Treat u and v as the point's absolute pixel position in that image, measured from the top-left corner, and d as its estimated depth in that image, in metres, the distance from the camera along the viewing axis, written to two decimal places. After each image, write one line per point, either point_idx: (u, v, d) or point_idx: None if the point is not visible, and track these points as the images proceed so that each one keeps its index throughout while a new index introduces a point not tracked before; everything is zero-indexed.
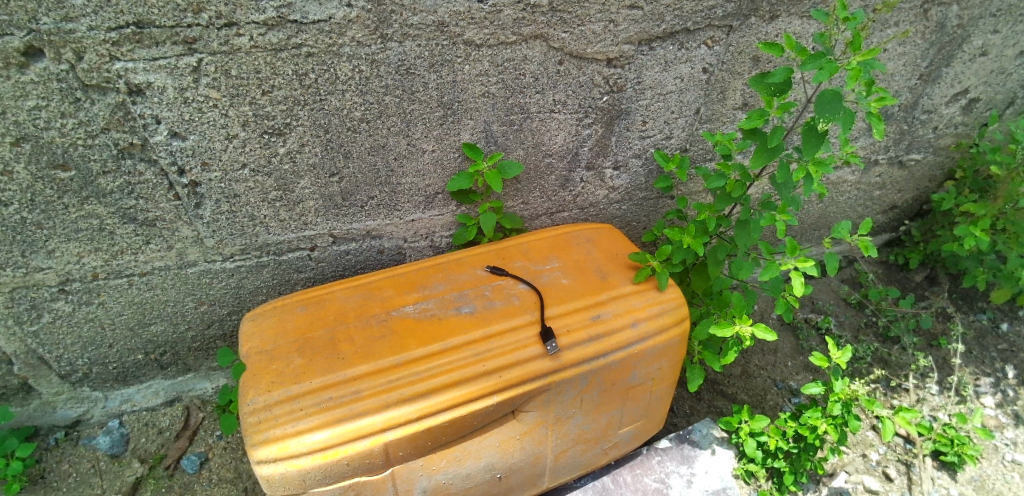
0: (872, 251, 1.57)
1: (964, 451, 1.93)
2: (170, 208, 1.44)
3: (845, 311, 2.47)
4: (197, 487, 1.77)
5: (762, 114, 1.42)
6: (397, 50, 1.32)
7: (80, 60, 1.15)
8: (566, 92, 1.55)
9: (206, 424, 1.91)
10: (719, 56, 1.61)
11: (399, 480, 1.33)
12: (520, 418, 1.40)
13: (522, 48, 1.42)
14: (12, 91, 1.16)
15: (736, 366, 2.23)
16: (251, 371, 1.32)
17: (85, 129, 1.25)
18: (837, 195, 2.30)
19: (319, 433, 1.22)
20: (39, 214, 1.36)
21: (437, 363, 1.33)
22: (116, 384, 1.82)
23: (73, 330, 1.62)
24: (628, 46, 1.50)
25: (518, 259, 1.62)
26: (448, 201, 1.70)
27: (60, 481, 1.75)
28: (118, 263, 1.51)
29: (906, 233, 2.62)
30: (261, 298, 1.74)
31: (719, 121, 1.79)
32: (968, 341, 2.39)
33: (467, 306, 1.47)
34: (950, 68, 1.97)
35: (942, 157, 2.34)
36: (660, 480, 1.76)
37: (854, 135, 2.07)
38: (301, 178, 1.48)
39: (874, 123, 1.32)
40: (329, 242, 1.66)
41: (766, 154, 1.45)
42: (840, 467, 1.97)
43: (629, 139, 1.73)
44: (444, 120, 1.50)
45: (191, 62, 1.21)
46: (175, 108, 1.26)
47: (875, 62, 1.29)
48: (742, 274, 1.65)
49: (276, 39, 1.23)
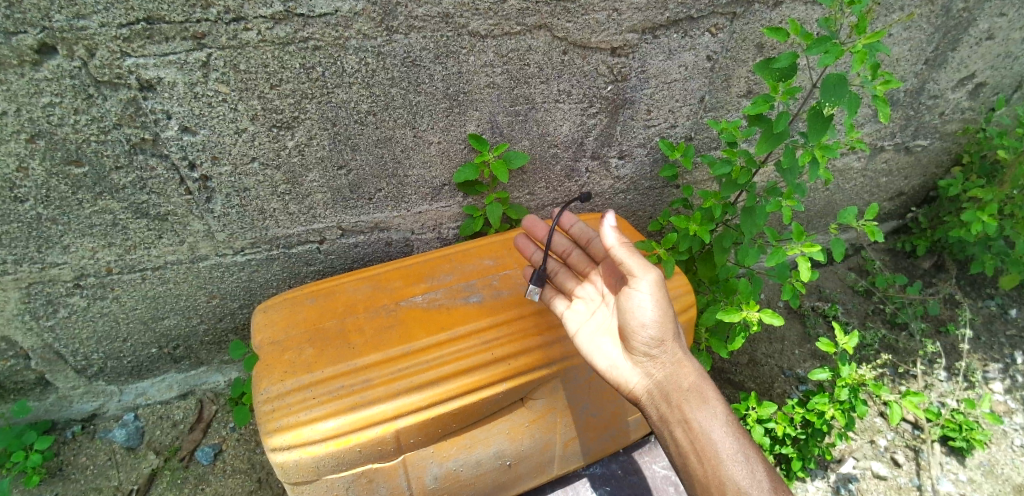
0: (878, 237, 1.60)
1: (972, 436, 1.94)
2: (182, 202, 1.46)
3: (852, 299, 2.46)
4: (211, 478, 1.80)
5: (767, 100, 1.43)
6: (402, 42, 1.33)
7: (92, 57, 1.17)
8: (570, 82, 1.56)
9: (219, 417, 1.94)
10: (723, 44, 1.61)
11: (410, 467, 1.34)
12: (528, 405, 1.41)
13: (527, 38, 1.43)
14: (26, 89, 1.18)
15: (743, 354, 2.23)
16: (264, 361, 1.35)
17: (97, 125, 1.27)
18: (843, 182, 2.29)
19: (331, 421, 1.25)
20: (54, 210, 1.38)
21: (445, 352, 1.36)
22: (131, 378, 1.86)
23: (89, 324, 1.65)
24: (631, 35, 1.50)
25: (524, 249, 1.63)
26: (454, 192, 1.72)
27: (79, 474, 1.78)
28: (131, 258, 1.54)
29: (913, 220, 2.60)
30: (272, 291, 1.77)
31: (724, 109, 1.80)
32: (977, 327, 2.38)
33: (474, 296, 1.49)
34: (955, 53, 1.96)
35: (949, 143, 2.33)
36: (668, 467, 1.76)
37: (860, 122, 2.06)
38: (310, 171, 1.50)
39: (879, 106, 1.34)
40: (337, 235, 1.68)
41: (771, 140, 1.46)
42: (848, 453, 1.98)
43: (634, 128, 1.73)
44: (450, 111, 1.51)
45: (200, 57, 1.22)
46: (185, 103, 1.28)
47: (880, 45, 1.29)
48: (749, 262, 1.66)
49: (284, 34, 1.24)
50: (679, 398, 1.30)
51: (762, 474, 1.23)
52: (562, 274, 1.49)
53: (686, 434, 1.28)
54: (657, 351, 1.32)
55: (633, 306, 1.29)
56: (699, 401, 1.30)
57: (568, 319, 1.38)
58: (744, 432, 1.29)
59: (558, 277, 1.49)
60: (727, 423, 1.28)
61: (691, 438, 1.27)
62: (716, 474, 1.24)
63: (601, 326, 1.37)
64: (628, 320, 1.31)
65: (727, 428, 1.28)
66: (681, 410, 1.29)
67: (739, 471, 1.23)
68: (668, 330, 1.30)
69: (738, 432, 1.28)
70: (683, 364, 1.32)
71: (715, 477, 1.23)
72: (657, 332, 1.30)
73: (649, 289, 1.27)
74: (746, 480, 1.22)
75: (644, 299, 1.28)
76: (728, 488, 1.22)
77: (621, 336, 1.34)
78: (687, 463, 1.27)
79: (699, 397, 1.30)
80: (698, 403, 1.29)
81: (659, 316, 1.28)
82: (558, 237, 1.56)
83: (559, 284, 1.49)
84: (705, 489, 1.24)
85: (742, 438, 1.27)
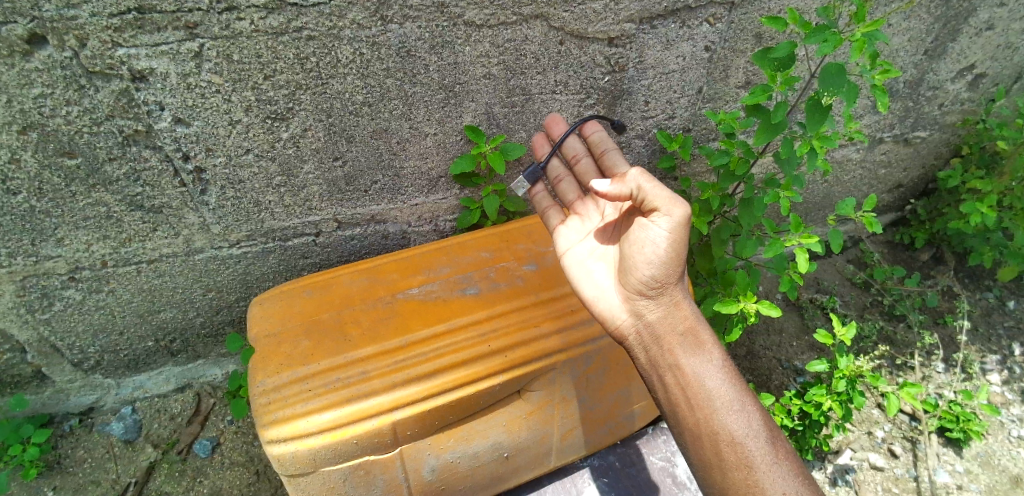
0: (876, 228, 1.60)
1: (969, 427, 1.94)
2: (176, 194, 1.46)
3: (851, 291, 2.45)
4: (209, 471, 1.80)
5: (765, 90, 1.42)
6: (397, 31, 1.32)
7: (83, 47, 1.15)
8: (567, 72, 1.54)
9: (217, 410, 1.93)
10: (722, 33, 1.59)
11: (408, 459, 1.34)
12: (526, 397, 1.41)
13: (523, 27, 1.41)
14: (17, 80, 1.16)
15: (741, 346, 2.22)
16: (260, 354, 1.34)
17: (90, 116, 1.26)
18: (841, 174, 2.29)
19: (328, 414, 1.25)
20: (47, 202, 1.37)
21: (443, 344, 1.36)
22: (127, 371, 1.86)
23: (84, 318, 1.64)
24: (629, 25, 1.48)
25: (522, 241, 1.62)
26: (451, 184, 1.71)
27: (76, 467, 1.78)
28: (126, 251, 1.53)
29: (912, 212, 2.60)
30: (268, 284, 1.76)
31: (723, 100, 1.79)
32: (975, 319, 2.38)
33: (472, 288, 1.48)
34: (955, 43, 1.95)
35: (948, 134, 2.32)
36: (666, 458, 1.76)
37: (858, 113, 2.05)
38: (305, 162, 1.49)
39: (878, 96, 1.34)
40: (334, 227, 1.68)
41: (769, 131, 1.45)
42: (845, 445, 1.99)
43: (631, 119, 1.72)
44: (446, 102, 1.50)
45: (192, 47, 1.21)
46: (178, 94, 1.27)
47: (879, 34, 1.28)
48: (747, 253, 1.66)
49: (277, 23, 1.22)
50: (672, 342, 1.28)
51: (758, 423, 1.23)
52: (566, 181, 1.58)
53: (678, 380, 1.26)
54: (653, 293, 1.30)
55: (645, 239, 1.29)
56: (693, 347, 1.28)
57: (562, 237, 1.49)
58: (740, 378, 1.28)
59: (562, 184, 1.58)
60: (722, 370, 1.27)
61: (683, 385, 1.25)
62: (709, 423, 1.22)
63: (594, 252, 1.43)
64: (634, 252, 1.30)
65: (721, 374, 1.26)
66: (673, 355, 1.27)
67: (735, 421, 1.22)
68: (672, 271, 1.28)
69: (732, 378, 1.27)
70: (679, 306, 1.31)
71: (707, 426, 1.22)
72: (657, 271, 1.28)
73: (667, 227, 1.25)
74: (742, 430, 1.22)
75: (658, 234, 1.27)
76: (721, 437, 1.21)
77: (617, 269, 1.36)
78: (677, 411, 1.26)
79: (693, 342, 1.29)
80: (691, 349, 1.28)
81: (669, 254, 1.27)
82: (573, 140, 1.57)
83: (561, 191, 1.58)
84: (695, 438, 1.24)
85: (737, 385, 1.26)
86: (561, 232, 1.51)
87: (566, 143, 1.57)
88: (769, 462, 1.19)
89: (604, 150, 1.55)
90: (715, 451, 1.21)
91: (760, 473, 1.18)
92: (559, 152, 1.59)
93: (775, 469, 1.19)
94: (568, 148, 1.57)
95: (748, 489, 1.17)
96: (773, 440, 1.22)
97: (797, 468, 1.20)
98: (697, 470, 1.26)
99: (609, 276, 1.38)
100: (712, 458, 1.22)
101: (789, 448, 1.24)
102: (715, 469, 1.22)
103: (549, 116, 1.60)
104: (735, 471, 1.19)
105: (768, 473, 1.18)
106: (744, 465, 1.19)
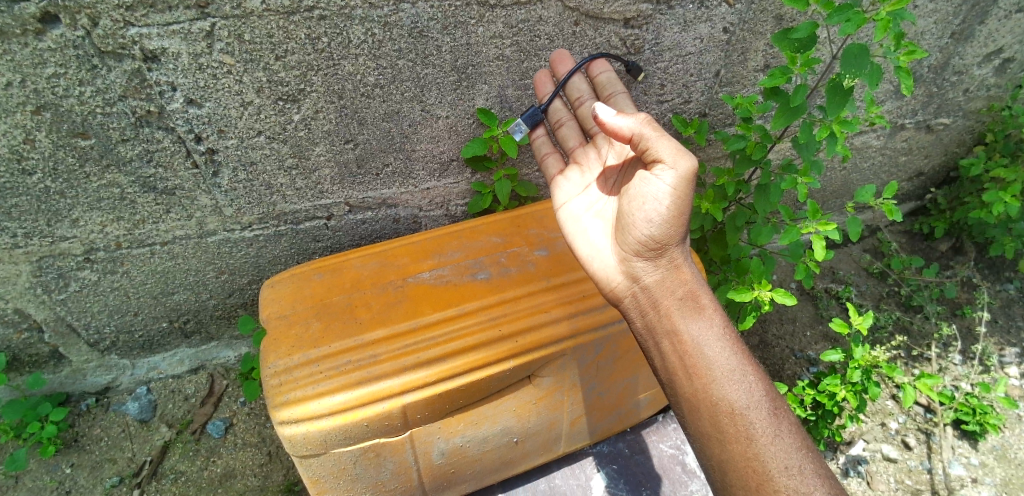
0: (896, 216, 1.56)
1: (985, 420, 1.90)
2: (188, 176, 1.46)
3: (867, 281, 2.42)
4: (222, 451, 1.82)
5: (784, 72, 1.38)
6: (410, 11, 1.30)
7: (95, 26, 1.15)
8: (582, 54, 1.51)
9: (230, 391, 1.96)
10: (740, 15, 1.55)
11: (417, 442, 1.35)
12: (536, 383, 1.40)
13: (538, 8, 1.38)
14: (30, 59, 1.16)
15: (753, 335, 2.20)
16: (271, 336, 1.35)
17: (103, 97, 1.26)
18: (860, 161, 2.24)
19: (338, 396, 1.25)
20: (61, 183, 1.38)
21: (452, 328, 1.35)
22: (142, 352, 1.88)
23: (99, 298, 1.66)
24: (645, 6, 1.45)
25: (533, 226, 1.61)
26: (463, 168, 1.69)
27: (93, 445, 1.82)
28: (140, 232, 1.54)
29: (932, 201, 2.54)
30: (280, 267, 1.77)
31: (740, 84, 1.75)
32: (993, 310, 2.33)
33: (482, 273, 1.47)
34: (983, 26, 1.89)
35: (972, 121, 2.26)
36: (675, 447, 1.75)
37: (879, 98, 2.00)
38: (317, 144, 1.48)
39: (902, 78, 1.29)
40: (345, 211, 1.67)
41: (787, 115, 1.41)
42: (858, 436, 1.97)
43: (646, 103, 1.69)
44: (458, 84, 1.48)
45: (204, 26, 1.20)
46: (190, 75, 1.27)
47: (905, 13, 1.23)
48: (762, 240, 1.63)
49: (288, 2, 1.21)
50: (670, 308, 1.28)
51: (760, 394, 1.21)
52: (567, 126, 1.55)
53: (675, 346, 1.25)
54: (651, 254, 1.30)
55: (647, 193, 1.28)
56: (693, 311, 1.27)
57: (562, 191, 1.51)
58: (741, 346, 1.26)
59: (562, 129, 1.56)
60: (722, 335, 1.25)
61: (680, 352, 1.24)
62: (707, 393, 1.20)
63: (591, 209, 1.45)
64: (635, 209, 1.30)
65: (721, 343, 1.24)
66: (671, 321, 1.26)
67: (735, 390, 1.20)
68: (672, 231, 1.29)
69: (733, 346, 1.25)
70: (679, 269, 1.31)
71: (706, 396, 1.20)
72: (656, 230, 1.28)
73: (671, 180, 1.25)
74: (743, 399, 1.19)
75: (661, 189, 1.26)
76: (721, 408, 1.19)
77: (616, 228, 1.36)
78: (674, 380, 1.24)
79: (692, 307, 1.28)
80: (690, 315, 1.27)
81: (671, 211, 1.27)
82: (579, 79, 1.50)
83: (562, 136, 1.56)
84: (693, 407, 1.22)
85: (739, 354, 1.24)
86: (560, 184, 1.52)
87: (571, 83, 1.50)
88: (770, 434, 1.17)
89: (610, 93, 1.49)
90: (714, 421, 1.20)
91: (761, 446, 1.16)
92: (562, 92, 1.53)
93: (776, 442, 1.17)
94: (572, 90, 1.51)
95: (749, 463, 1.16)
96: (774, 412, 1.20)
97: (801, 442, 1.18)
98: (696, 442, 1.24)
99: (604, 235, 1.39)
100: (711, 430, 1.20)
101: (792, 420, 1.22)
102: (714, 441, 1.20)
103: (554, 53, 1.47)
104: (734, 443, 1.17)
105: (768, 444, 1.16)
106: (743, 437, 1.17)
